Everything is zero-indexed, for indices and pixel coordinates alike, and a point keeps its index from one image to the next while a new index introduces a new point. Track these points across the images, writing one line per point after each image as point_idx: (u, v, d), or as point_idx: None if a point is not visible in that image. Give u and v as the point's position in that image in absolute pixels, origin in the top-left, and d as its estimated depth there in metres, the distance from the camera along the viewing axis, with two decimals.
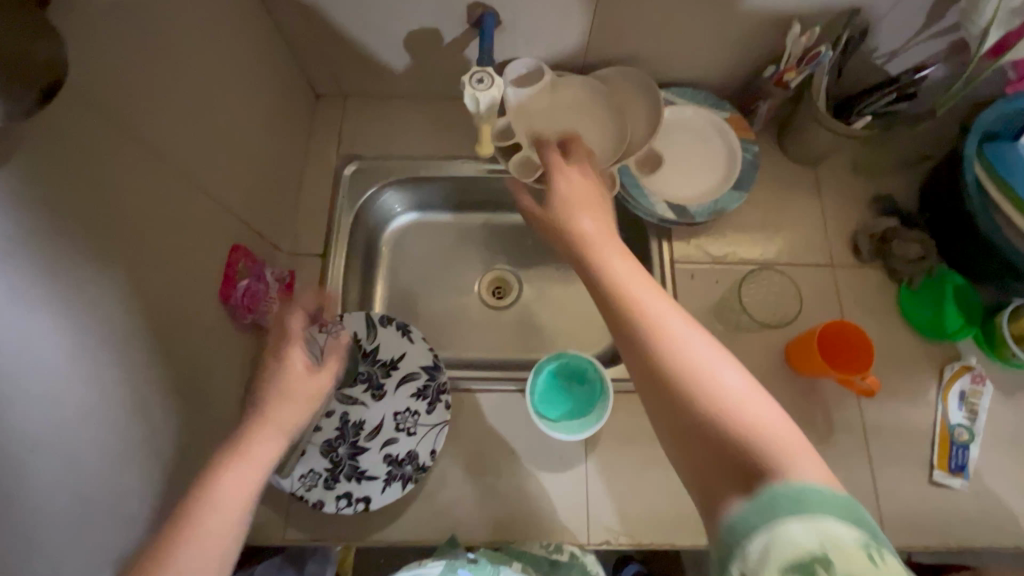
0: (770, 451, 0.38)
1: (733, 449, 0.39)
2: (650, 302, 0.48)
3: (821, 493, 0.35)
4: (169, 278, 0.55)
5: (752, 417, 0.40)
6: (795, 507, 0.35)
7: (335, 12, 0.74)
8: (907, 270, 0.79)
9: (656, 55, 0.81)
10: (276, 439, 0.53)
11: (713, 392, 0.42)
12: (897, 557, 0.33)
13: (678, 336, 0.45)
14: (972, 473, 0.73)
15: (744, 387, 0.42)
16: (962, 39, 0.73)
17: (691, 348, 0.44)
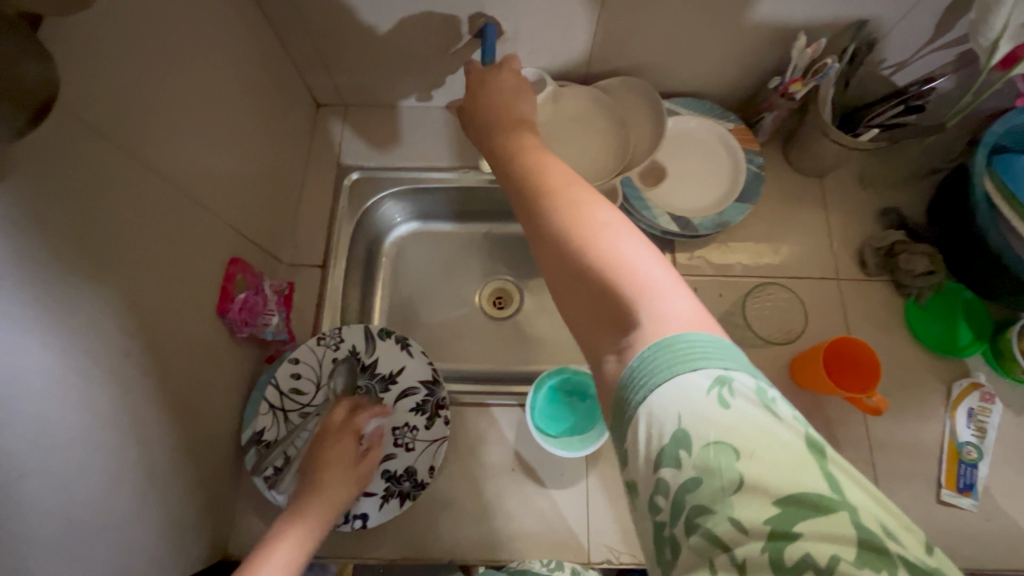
0: (653, 305, 0.39)
1: (617, 310, 0.40)
2: (564, 186, 0.48)
3: (683, 344, 0.36)
4: (166, 294, 0.54)
5: (638, 276, 0.40)
6: (659, 361, 0.36)
7: (336, 22, 0.74)
8: (915, 285, 0.78)
9: (659, 66, 0.80)
10: (328, 508, 0.60)
11: (606, 253, 0.42)
12: (754, 394, 0.34)
13: (583, 211, 0.45)
14: (981, 493, 0.72)
15: (639, 251, 0.42)
16: (971, 51, 0.72)
17: (591, 219, 0.44)
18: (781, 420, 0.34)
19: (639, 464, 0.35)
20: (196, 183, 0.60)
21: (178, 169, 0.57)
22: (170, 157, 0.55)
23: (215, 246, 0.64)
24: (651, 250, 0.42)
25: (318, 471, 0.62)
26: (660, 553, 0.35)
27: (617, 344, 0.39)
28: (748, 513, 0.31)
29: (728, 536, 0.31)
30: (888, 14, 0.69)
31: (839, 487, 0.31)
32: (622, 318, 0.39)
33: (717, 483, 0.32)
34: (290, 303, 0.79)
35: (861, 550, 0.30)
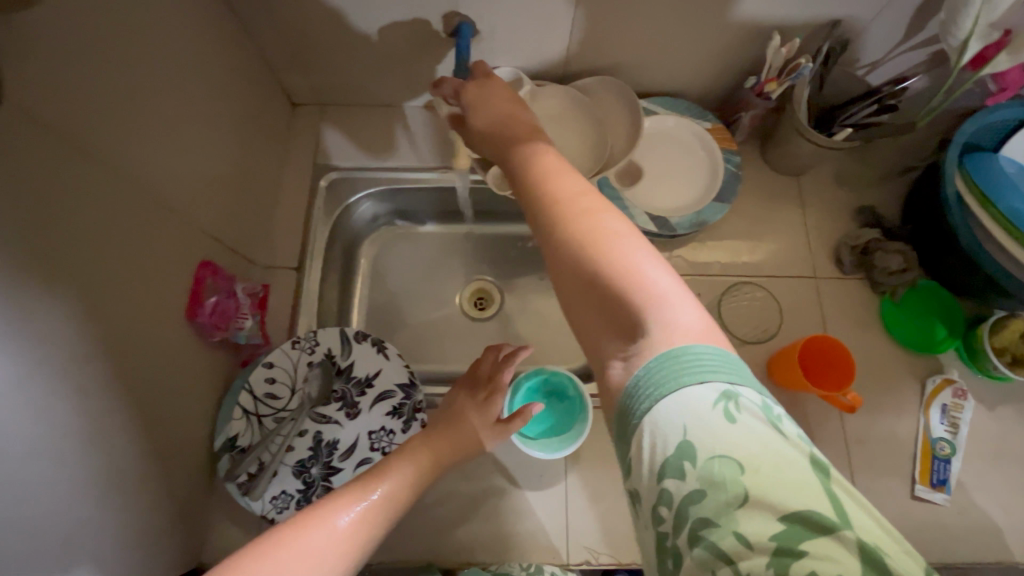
0: (659, 313, 0.38)
1: (626, 316, 0.39)
2: (573, 190, 0.47)
3: (690, 354, 0.36)
4: (129, 298, 0.53)
5: (645, 283, 0.40)
6: (668, 371, 0.36)
7: (308, 20, 0.73)
8: (889, 282, 0.79)
9: (636, 66, 0.79)
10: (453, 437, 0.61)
11: (613, 258, 0.41)
12: (758, 408, 0.34)
13: (593, 217, 0.44)
14: (954, 488, 0.73)
15: (645, 257, 0.42)
16: (942, 51, 0.72)
17: (596, 223, 0.44)
18: (783, 436, 0.34)
19: (644, 474, 0.35)
20: (161, 185, 0.59)
21: (141, 171, 0.56)
22: (132, 158, 0.54)
23: (184, 249, 0.62)
24: (656, 257, 0.42)
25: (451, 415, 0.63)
26: (661, 565, 0.34)
27: (623, 349, 0.39)
28: (754, 529, 0.31)
29: (733, 549, 0.31)
30: (859, 14, 0.70)
31: (840, 505, 0.32)
32: (630, 324, 0.39)
33: (722, 496, 0.32)
34: (265, 306, 0.78)
35: (864, 567, 0.30)
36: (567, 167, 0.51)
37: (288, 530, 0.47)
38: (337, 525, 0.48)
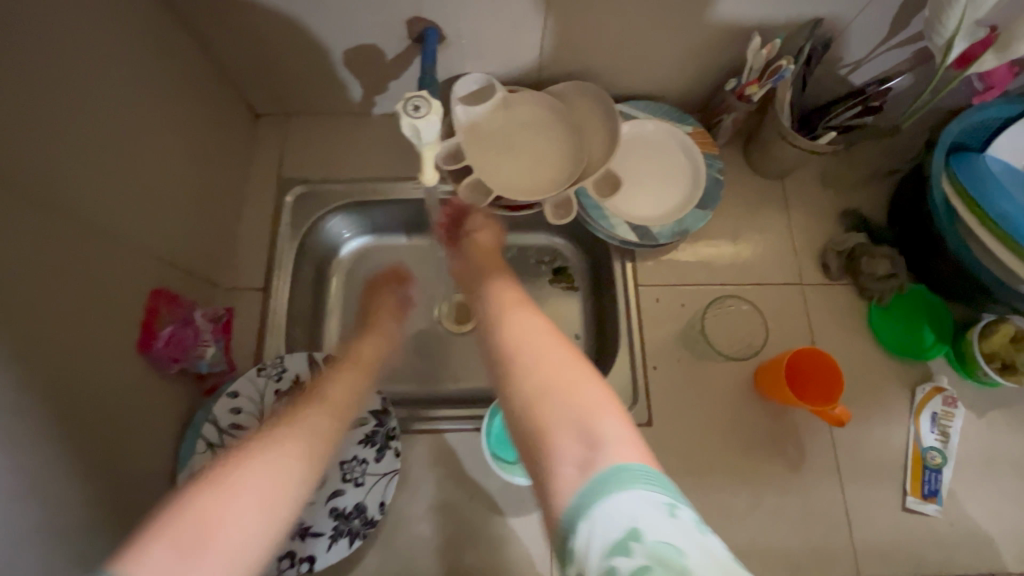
0: (605, 433, 0.41)
1: (575, 429, 0.43)
2: (530, 329, 0.54)
3: (631, 469, 0.38)
4: (68, 337, 0.49)
5: (590, 406, 0.44)
6: (618, 481, 0.37)
7: (264, 27, 0.69)
8: (876, 288, 0.77)
9: (613, 70, 0.76)
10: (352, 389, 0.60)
11: (563, 384, 0.46)
12: (694, 513, 0.36)
13: (546, 349, 0.51)
14: (946, 498, 0.71)
15: (591, 385, 0.46)
16: (927, 49, 0.70)
17: (549, 355, 0.50)
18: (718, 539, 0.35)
19: (586, 559, 0.35)
20: (105, 210, 0.55)
21: (81, 197, 0.51)
22: (68, 184, 0.50)
23: (133, 278, 0.59)
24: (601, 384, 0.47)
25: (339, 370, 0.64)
26: None
27: (571, 462, 0.41)
28: None
29: None
30: (841, 12, 0.67)
31: None
32: (580, 437, 0.42)
33: None
34: (229, 329, 0.75)
35: None
36: (533, 308, 0.58)
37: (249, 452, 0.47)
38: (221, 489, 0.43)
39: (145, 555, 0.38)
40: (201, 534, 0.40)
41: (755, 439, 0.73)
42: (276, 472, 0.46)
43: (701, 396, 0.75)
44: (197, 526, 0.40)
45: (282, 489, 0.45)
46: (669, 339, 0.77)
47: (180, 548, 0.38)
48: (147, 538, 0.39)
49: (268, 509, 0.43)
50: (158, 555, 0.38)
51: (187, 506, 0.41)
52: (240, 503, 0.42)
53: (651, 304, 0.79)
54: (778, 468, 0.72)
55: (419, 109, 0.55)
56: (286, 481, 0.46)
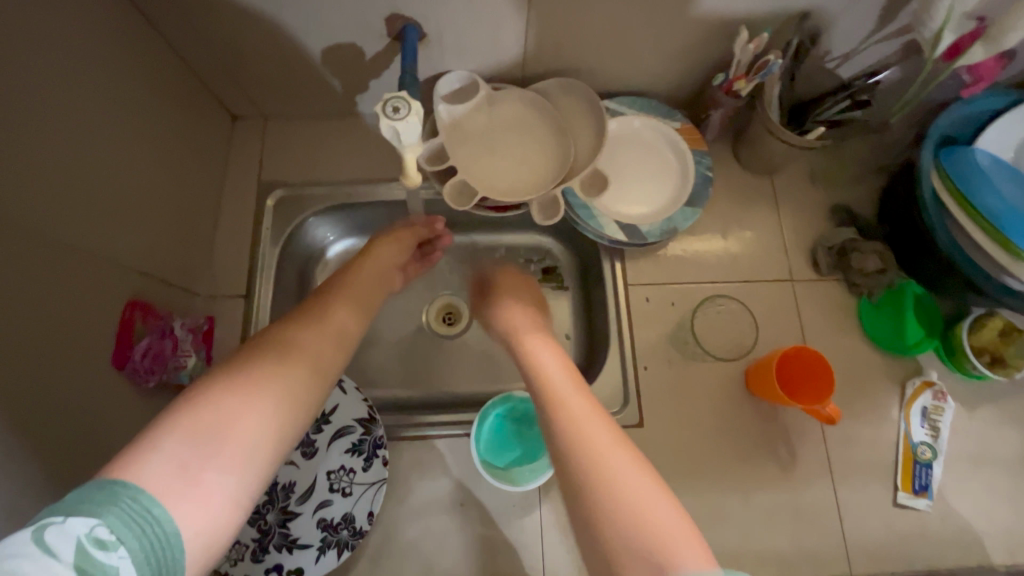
0: (669, 545, 0.43)
1: (647, 554, 0.42)
2: (593, 429, 0.51)
3: None
4: (38, 355, 0.48)
5: (652, 515, 0.44)
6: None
7: (239, 27, 0.66)
8: (866, 283, 0.77)
9: (598, 66, 0.75)
10: (330, 347, 0.54)
11: (621, 482, 0.46)
12: None
13: (603, 445, 0.50)
14: (936, 493, 0.71)
15: (643, 480, 0.47)
16: (915, 41, 0.69)
17: (597, 438, 0.50)
18: None
19: None
20: (74, 223, 0.53)
21: (46, 211, 0.49)
22: (34, 197, 0.48)
23: (107, 291, 0.57)
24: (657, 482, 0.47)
25: (319, 317, 0.56)
26: None
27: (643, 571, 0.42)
28: None
29: None
30: (828, 5, 0.66)
31: None
32: (649, 561, 0.42)
33: None
34: (211, 338, 0.74)
35: None
36: (573, 379, 0.58)
37: (255, 365, 0.47)
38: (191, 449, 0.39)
39: (161, 449, 0.39)
40: (215, 434, 0.41)
41: (747, 439, 0.73)
42: (284, 386, 0.47)
43: (692, 398, 0.74)
44: (209, 426, 0.41)
45: (291, 403, 0.47)
46: (660, 339, 0.76)
47: (194, 447, 0.40)
48: (159, 431, 0.40)
49: (278, 417, 0.45)
50: (172, 449, 0.39)
51: (196, 407, 0.42)
52: (251, 410, 0.44)
53: (640, 304, 0.78)
54: (769, 468, 0.72)
55: (398, 110, 0.53)
56: (293, 397, 0.47)
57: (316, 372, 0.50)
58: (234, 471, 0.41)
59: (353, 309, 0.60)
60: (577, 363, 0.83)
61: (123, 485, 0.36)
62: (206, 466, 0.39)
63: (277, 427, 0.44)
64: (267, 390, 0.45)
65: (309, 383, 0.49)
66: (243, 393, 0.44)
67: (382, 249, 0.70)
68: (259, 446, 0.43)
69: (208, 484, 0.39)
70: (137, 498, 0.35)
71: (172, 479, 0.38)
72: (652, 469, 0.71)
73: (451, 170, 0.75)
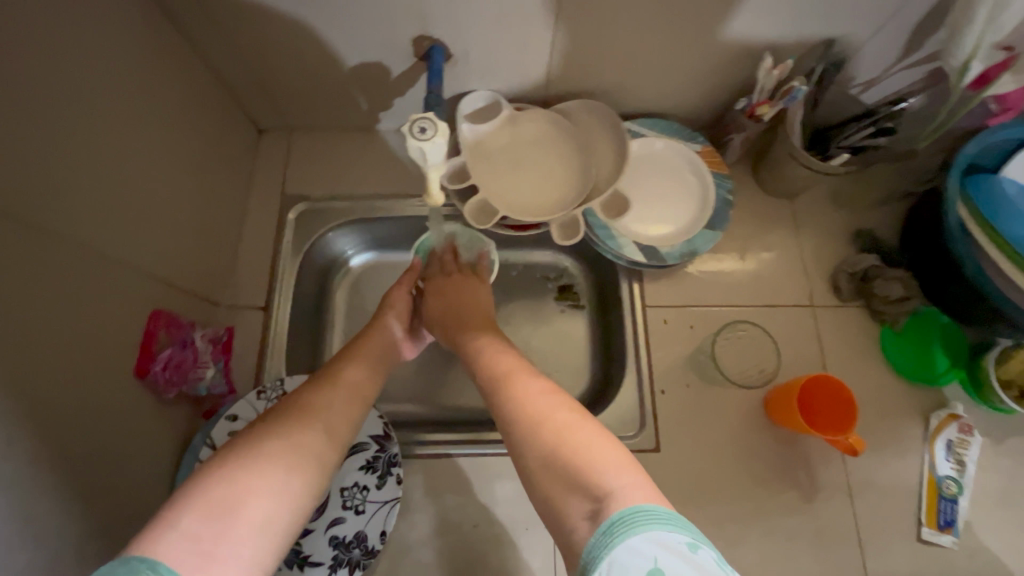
0: (595, 467, 0.42)
1: (581, 485, 0.42)
2: (543, 401, 0.50)
3: (646, 510, 0.37)
4: (63, 364, 0.48)
5: (580, 445, 0.44)
6: (629, 523, 0.37)
7: (267, 44, 0.68)
8: (888, 311, 0.75)
9: (620, 89, 0.76)
10: (346, 404, 0.53)
11: (551, 423, 0.47)
12: (713, 554, 0.35)
13: (547, 411, 0.48)
14: (961, 530, 0.69)
15: (572, 420, 0.47)
16: (940, 69, 0.69)
17: (527, 392, 0.51)
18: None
19: None
20: (102, 233, 0.54)
21: (74, 223, 0.50)
22: (63, 208, 0.49)
23: (132, 301, 0.58)
24: (589, 423, 0.47)
25: (333, 372, 0.56)
26: None
27: (586, 507, 0.40)
28: None
29: None
30: (855, 32, 0.66)
31: None
32: (586, 492, 0.41)
33: None
34: (230, 349, 0.74)
35: None
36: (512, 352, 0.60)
37: (266, 435, 0.45)
38: (201, 523, 0.37)
39: (175, 526, 0.37)
40: (229, 507, 0.39)
41: (765, 467, 0.71)
42: (299, 452, 0.45)
43: (709, 422, 0.73)
44: (220, 502, 0.39)
45: (303, 468, 0.44)
46: (677, 362, 0.76)
47: (208, 519, 0.38)
48: (173, 509, 0.38)
49: (292, 487, 0.43)
50: (187, 525, 0.37)
51: (209, 479, 0.40)
52: (264, 481, 0.41)
53: (659, 326, 0.77)
54: (789, 497, 0.70)
55: (425, 130, 0.53)
56: (310, 463, 0.45)
57: (331, 434, 0.49)
58: (248, 546, 0.38)
59: (373, 365, 0.60)
60: (593, 383, 0.82)
61: (141, 560, 0.34)
62: (220, 542, 0.37)
63: (287, 495, 0.42)
64: (277, 456, 0.44)
65: (325, 438, 0.48)
66: (254, 464, 0.42)
67: (387, 324, 0.67)
68: (273, 519, 0.40)
69: (225, 561, 0.37)
70: (154, 570, 0.34)
71: (186, 555, 0.36)
72: (669, 494, 0.70)
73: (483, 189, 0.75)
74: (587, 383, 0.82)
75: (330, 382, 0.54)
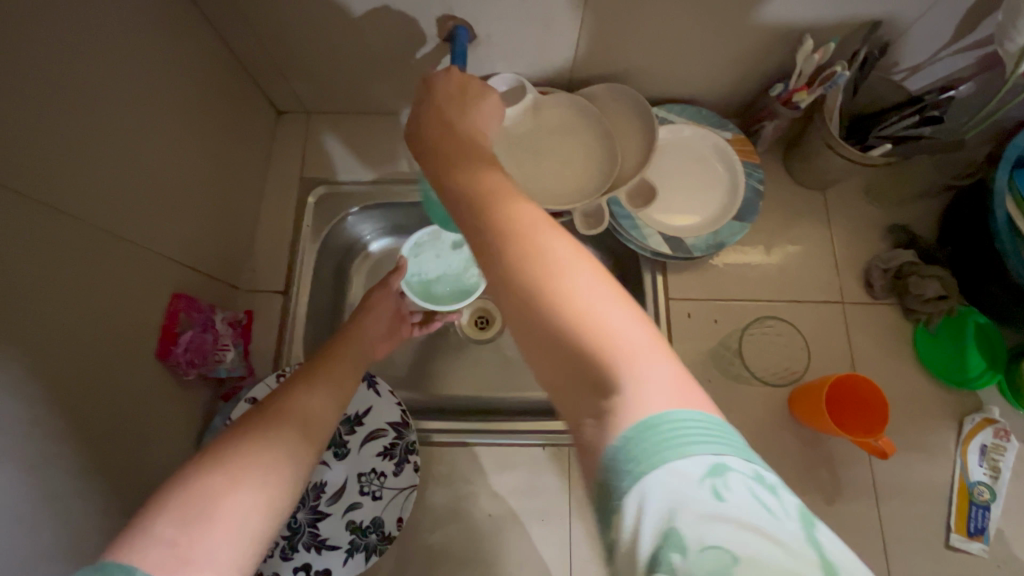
0: (613, 360, 0.30)
1: (593, 374, 0.30)
2: (551, 253, 0.34)
3: (673, 427, 0.27)
4: (84, 346, 0.48)
5: (598, 325, 0.31)
6: (651, 444, 0.27)
7: (286, 23, 0.66)
8: (925, 310, 0.72)
9: (649, 72, 0.73)
10: (325, 411, 0.54)
11: (555, 287, 0.32)
12: (747, 473, 0.26)
13: (565, 274, 0.33)
14: (993, 538, 0.67)
15: (590, 285, 0.33)
16: (995, 54, 0.65)
17: (521, 227, 0.35)
18: (777, 521, 0.24)
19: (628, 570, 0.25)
20: (120, 214, 0.53)
21: (91, 204, 0.50)
22: (84, 190, 0.49)
23: (152, 284, 0.58)
24: (611, 291, 0.33)
25: (312, 375, 0.57)
26: None
27: (596, 405, 0.29)
28: None
29: None
30: (905, 13, 0.62)
31: None
32: (598, 381, 0.30)
33: None
34: (249, 333, 0.74)
35: None
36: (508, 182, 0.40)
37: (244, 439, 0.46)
38: (175, 530, 0.37)
39: (150, 532, 0.36)
40: (204, 511, 0.39)
41: (787, 467, 0.70)
42: (278, 455, 0.46)
43: (731, 418, 0.71)
44: (198, 506, 0.39)
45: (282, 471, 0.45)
46: (699, 356, 0.74)
47: (183, 523, 0.37)
48: (151, 513, 0.38)
49: (272, 490, 0.43)
50: (162, 531, 0.36)
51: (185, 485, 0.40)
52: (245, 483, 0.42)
53: (681, 320, 0.75)
54: (811, 498, 0.68)
55: None
56: (286, 469, 0.45)
57: (304, 439, 0.49)
58: (228, 548, 0.38)
59: (354, 370, 0.61)
60: None
61: (114, 565, 0.33)
62: (197, 543, 0.37)
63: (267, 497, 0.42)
64: (257, 460, 0.44)
65: (302, 443, 0.49)
66: (235, 468, 0.42)
67: (366, 323, 0.68)
68: (251, 520, 0.40)
69: (202, 562, 0.36)
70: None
71: (161, 558, 0.35)
72: None
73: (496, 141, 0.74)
74: None
75: (308, 386, 0.55)
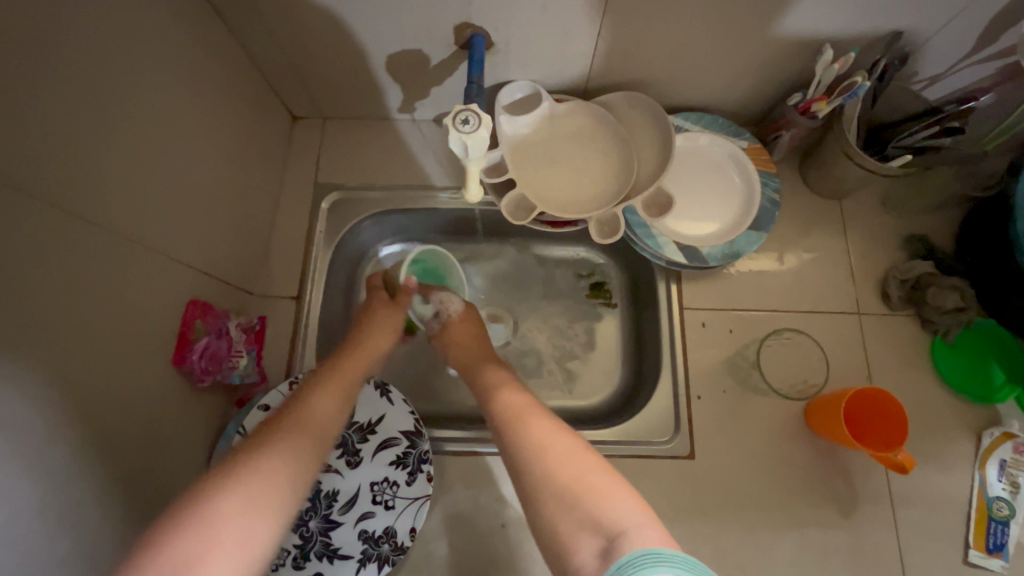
0: (593, 496, 0.45)
1: (583, 515, 0.44)
2: (543, 433, 0.52)
3: (661, 555, 0.38)
4: (101, 353, 0.48)
5: (580, 472, 0.48)
6: (638, 565, 0.38)
7: (304, 30, 0.66)
8: (942, 322, 0.72)
9: (667, 81, 0.72)
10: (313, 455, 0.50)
11: (550, 453, 0.50)
12: None
13: (555, 446, 0.51)
14: (1012, 554, 0.65)
15: (571, 449, 0.50)
16: (1015, 65, 0.64)
17: (519, 399, 0.58)
18: None
19: None
20: (137, 222, 0.53)
21: (110, 210, 0.50)
22: (104, 198, 0.49)
23: (168, 291, 0.58)
24: (590, 455, 0.50)
25: (305, 411, 0.53)
26: None
27: (593, 535, 0.43)
28: None
29: None
30: (927, 24, 0.62)
31: None
32: (588, 520, 0.44)
33: None
34: (262, 338, 0.74)
35: None
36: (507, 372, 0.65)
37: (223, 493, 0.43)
38: None
39: None
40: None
41: (804, 478, 0.69)
42: (257, 516, 0.42)
43: (746, 429, 0.71)
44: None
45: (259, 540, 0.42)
46: (714, 365, 0.73)
47: None
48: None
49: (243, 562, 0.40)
50: None
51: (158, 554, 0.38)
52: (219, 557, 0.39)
53: (696, 330, 0.75)
54: (827, 511, 0.68)
55: (467, 123, 0.53)
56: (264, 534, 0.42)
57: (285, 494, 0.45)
58: None
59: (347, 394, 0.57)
60: (623, 385, 0.80)
61: None
62: None
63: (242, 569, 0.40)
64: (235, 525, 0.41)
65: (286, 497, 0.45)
66: (210, 535, 0.40)
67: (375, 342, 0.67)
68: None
69: None
70: None
71: None
72: (700, 503, 0.68)
73: (491, 142, 0.74)
74: (621, 383, 0.80)
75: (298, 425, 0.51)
